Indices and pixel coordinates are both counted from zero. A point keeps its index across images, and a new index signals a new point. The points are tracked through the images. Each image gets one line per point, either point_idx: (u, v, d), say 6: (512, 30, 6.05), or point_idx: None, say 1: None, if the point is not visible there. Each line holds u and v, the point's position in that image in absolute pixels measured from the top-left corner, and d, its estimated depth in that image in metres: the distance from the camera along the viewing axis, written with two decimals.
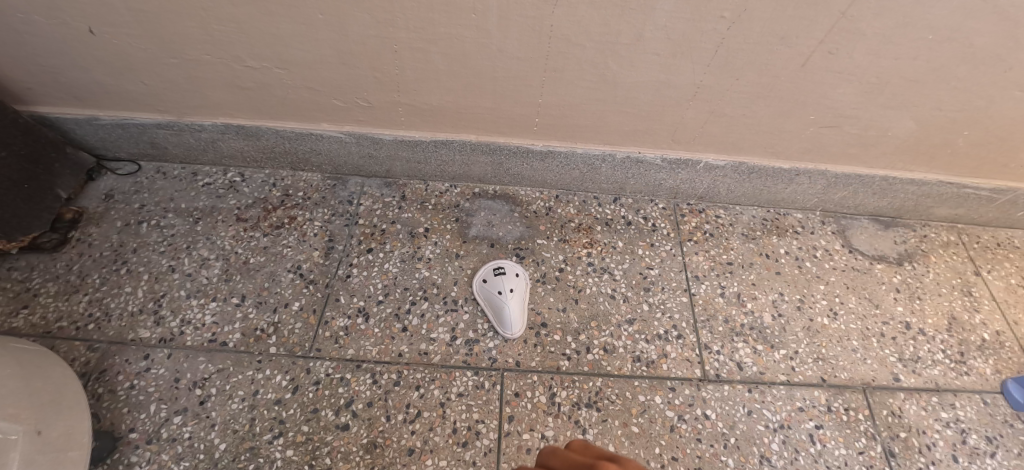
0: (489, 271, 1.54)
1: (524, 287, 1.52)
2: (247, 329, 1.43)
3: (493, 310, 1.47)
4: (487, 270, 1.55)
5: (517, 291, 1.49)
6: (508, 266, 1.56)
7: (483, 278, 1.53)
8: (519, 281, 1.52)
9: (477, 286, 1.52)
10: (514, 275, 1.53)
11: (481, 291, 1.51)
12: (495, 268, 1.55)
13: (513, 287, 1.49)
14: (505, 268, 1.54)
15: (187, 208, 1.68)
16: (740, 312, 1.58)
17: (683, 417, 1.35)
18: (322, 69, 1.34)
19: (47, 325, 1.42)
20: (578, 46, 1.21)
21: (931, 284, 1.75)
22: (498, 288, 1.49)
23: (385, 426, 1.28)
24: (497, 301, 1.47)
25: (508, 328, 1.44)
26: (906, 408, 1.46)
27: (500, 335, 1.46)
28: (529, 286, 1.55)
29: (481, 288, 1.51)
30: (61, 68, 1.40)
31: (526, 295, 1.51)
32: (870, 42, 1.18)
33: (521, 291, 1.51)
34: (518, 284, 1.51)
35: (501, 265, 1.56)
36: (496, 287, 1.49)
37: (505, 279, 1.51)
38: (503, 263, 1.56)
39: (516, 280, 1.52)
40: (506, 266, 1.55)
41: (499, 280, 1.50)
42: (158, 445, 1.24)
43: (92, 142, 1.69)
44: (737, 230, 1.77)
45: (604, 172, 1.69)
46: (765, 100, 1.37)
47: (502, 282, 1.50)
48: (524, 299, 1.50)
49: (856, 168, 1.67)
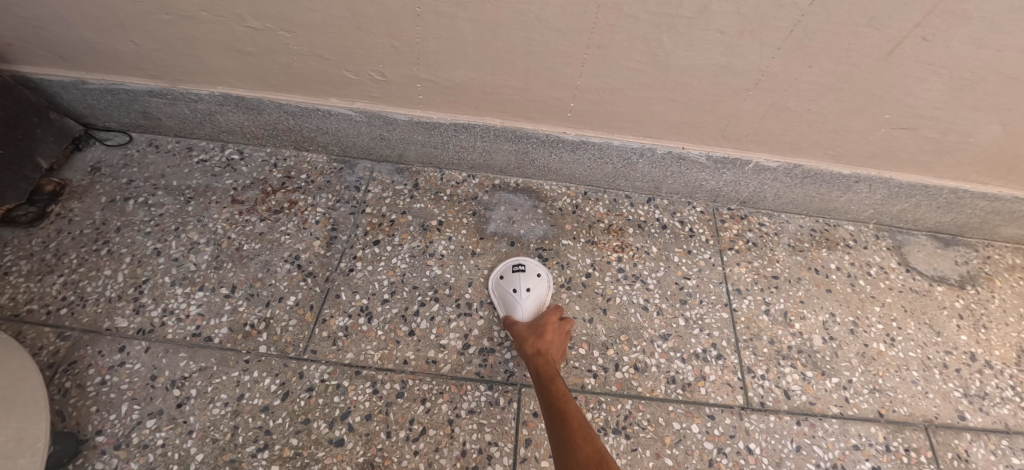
0: (506, 269, 1.39)
1: (545, 288, 1.36)
2: (235, 324, 1.28)
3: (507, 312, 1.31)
4: (504, 267, 1.39)
5: (536, 294, 1.33)
6: (529, 265, 1.39)
7: (499, 275, 1.38)
8: (539, 283, 1.36)
9: (492, 284, 1.37)
10: (535, 276, 1.37)
11: (496, 291, 1.35)
12: (513, 265, 1.39)
13: (532, 287, 1.33)
14: (524, 267, 1.38)
15: (179, 186, 1.53)
16: (788, 333, 1.41)
17: (723, 450, 1.19)
18: (333, 34, 1.18)
19: (15, 307, 1.28)
20: (629, 17, 1.04)
21: (997, 311, 1.57)
22: (513, 287, 1.33)
23: (385, 444, 1.13)
24: (512, 303, 1.31)
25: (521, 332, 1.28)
26: (974, 451, 1.29)
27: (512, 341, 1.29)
28: (551, 290, 1.38)
29: (495, 287, 1.36)
30: (42, 21, 1.25)
31: (545, 298, 1.34)
32: (974, 27, 1.00)
33: (541, 294, 1.34)
34: (538, 286, 1.35)
35: (521, 261, 1.40)
36: (511, 286, 1.33)
37: (522, 279, 1.35)
38: (524, 260, 1.40)
39: (537, 281, 1.36)
40: (526, 263, 1.39)
41: (516, 279, 1.35)
42: (128, 451, 1.10)
43: (79, 108, 1.55)
44: (783, 240, 1.60)
45: (640, 168, 1.52)
46: (836, 94, 1.19)
47: (519, 282, 1.34)
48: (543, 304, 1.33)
49: (923, 178, 1.49)
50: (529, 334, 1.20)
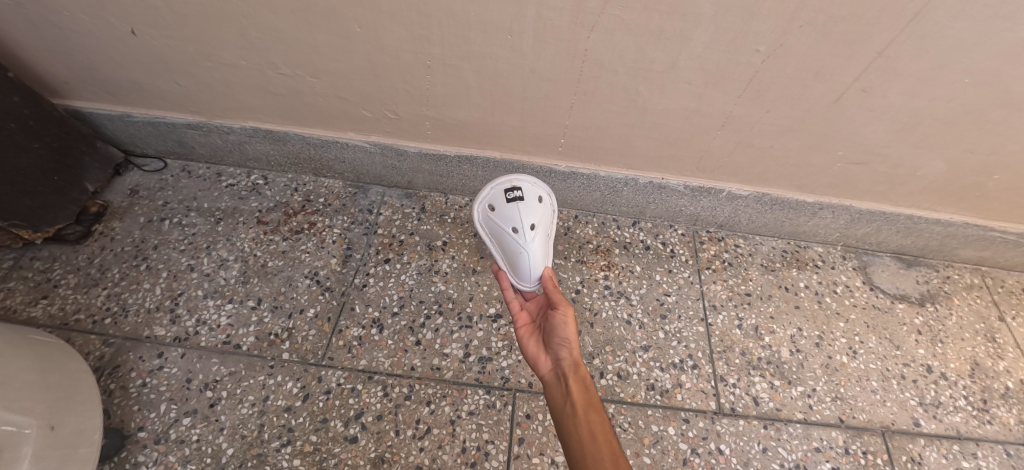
0: (496, 195, 1.40)
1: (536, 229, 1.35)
2: (261, 333, 1.43)
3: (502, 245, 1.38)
4: (492, 192, 1.41)
5: (537, 221, 1.36)
6: (523, 187, 1.40)
7: (486, 202, 1.42)
8: (538, 206, 1.39)
9: (478, 213, 1.43)
10: (536, 210, 1.37)
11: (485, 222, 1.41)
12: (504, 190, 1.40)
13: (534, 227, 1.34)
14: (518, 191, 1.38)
15: (210, 208, 1.70)
16: (758, 346, 1.55)
17: (696, 450, 1.33)
18: (354, 80, 1.35)
19: (64, 316, 1.44)
20: (610, 71, 1.21)
21: (954, 327, 1.72)
22: (508, 220, 1.35)
23: (394, 441, 1.27)
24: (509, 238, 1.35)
25: (529, 277, 1.33)
26: (926, 455, 1.43)
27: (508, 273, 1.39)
28: (550, 216, 1.42)
29: (485, 218, 1.41)
30: (100, 65, 1.43)
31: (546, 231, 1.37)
32: (906, 82, 1.16)
33: (542, 219, 1.38)
34: (537, 210, 1.38)
35: (513, 186, 1.40)
36: (504, 218, 1.36)
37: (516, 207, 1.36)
38: (519, 183, 1.41)
39: (534, 206, 1.38)
40: (521, 188, 1.40)
41: (509, 209, 1.36)
42: (166, 445, 1.24)
43: (121, 137, 1.72)
44: (756, 260, 1.75)
45: (625, 195, 1.68)
46: (794, 134, 1.36)
47: (513, 212, 1.35)
48: (546, 229, 1.39)
49: (881, 205, 1.65)
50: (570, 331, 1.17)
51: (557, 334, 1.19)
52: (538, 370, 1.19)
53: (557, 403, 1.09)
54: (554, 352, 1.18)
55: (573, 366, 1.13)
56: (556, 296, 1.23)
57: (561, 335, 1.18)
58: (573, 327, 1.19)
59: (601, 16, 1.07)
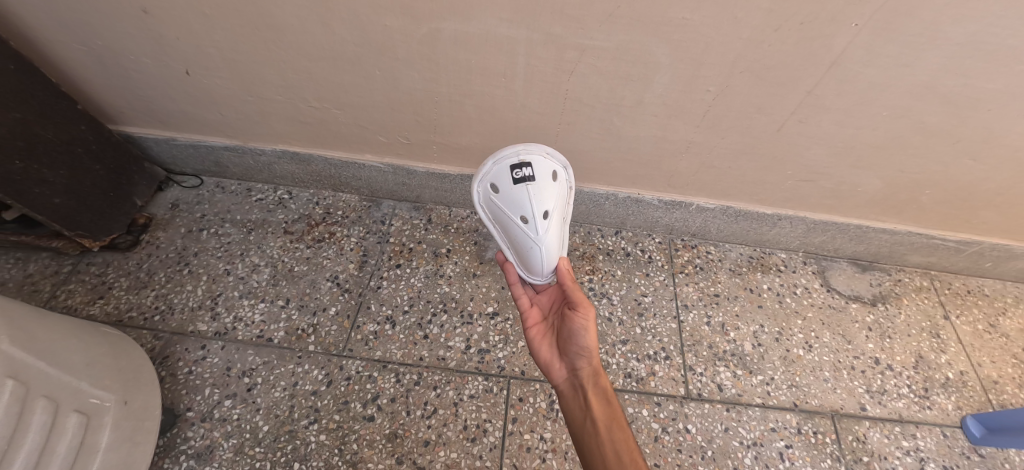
0: (502, 174, 1.29)
1: (550, 215, 1.29)
2: (290, 328, 1.65)
3: (508, 229, 1.35)
4: (498, 168, 1.29)
5: (549, 206, 1.30)
6: (535, 163, 1.29)
7: (489, 180, 1.32)
8: (551, 187, 1.30)
9: (480, 191, 1.34)
10: (548, 192, 1.29)
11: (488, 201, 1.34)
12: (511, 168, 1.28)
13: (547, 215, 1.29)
14: (528, 169, 1.27)
15: (242, 219, 1.93)
16: (724, 340, 1.77)
17: (666, 429, 1.54)
18: (372, 111, 1.59)
19: (119, 314, 1.66)
20: (588, 105, 1.45)
21: (902, 324, 1.92)
22: (516, 207, 1.28)
23: (405, 420, 1.48)
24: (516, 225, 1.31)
25: (543, 268, 1.34)
26: (870, 435, 1.63)
27: (516, 264, 1.43)
28: (563, 192, 1.35)
29: (487, 197, 1.34)
30: (155, 98, 1.67)
31: (559, 215, 1.33)
32: (835, 115, 1.39)
33: (554, 201, 1.30)
34: (549, 192, 1.30)
35: (523, 163, 1.28)
36: (511, 202, 1.29)
37: (526, 191, 1.27)
38: (528, 158, 1.29)
39: (546, 187, 1.29)
40: (531, 165, 1.28)
41: (518, 192, 1.27)
42: (211, 423, 1.45)
43: (164, 158, 1.96)
44: (725, 265, 1.97)
45: (607, 208, 1.91)
46: (748, 156, 1.59)
47: (522, 197, 1.27)
48: (559, 210, 1.33)
49: (833, 216, 1.87)
50: (591, 338, 1.24)
51: (574, 347, 1.25)
52: (556, 380, 1.28)
53: (579, 416, 1.20)
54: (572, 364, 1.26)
55: (590, 379, 1.24)
56: (577, 297, 1.24)
57: (579, 347, 1.25)
58: (591, 339, 1.24)
59: (579, 63, 1.31)
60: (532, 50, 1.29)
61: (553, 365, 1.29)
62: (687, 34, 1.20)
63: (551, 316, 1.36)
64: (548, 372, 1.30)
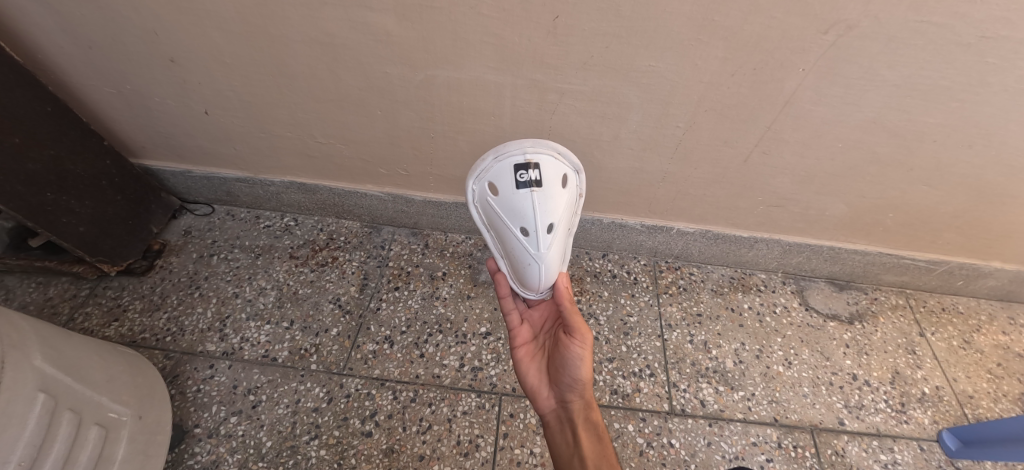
0: (505, 173, 1.25)
1: (553, 227, 1.29)
2: (294, 347, 1.75)
3: (506, 230, 1.33)
4: (500, 168, 1.27)
5: (552, 214, 1.27)
6: (541, 169, 1.25)
7: (489, 176, 1.29)
8: (556, 194, 1.27)
9: (478, 189, 1.32)
10: (554, 201, 1.27)
11: (485, 197, 1.32)
12: (516, 167, 1.25)
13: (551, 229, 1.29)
14: (534, 172, 1.24)
15: (251, 245, 2.05)
16: (706, 357, 1.86)
17: (651, 444, 1.61)
18: (373, 146, 1.73)
19: (133, 335, 1.76)
20: (570, 141, 1.59)
21: (879, 341, 2.00)
22: (517, 212, 1.26)
23: (401, 435, 1.56)
24: (515, 228, 1.30)
25: (541, 283, 1.37)
26: (849, 448, 1.69)
27: (508, 276, 1.47)
28: (570, 200, 1.32)
29: (485, 194, 1.31)
30: (175, 135, 1.82)
31: (563, 226, 1.32)
32: (795, 147, 1.52)
33: (558, 213, 1.29)
34: (554, 199, 1.27)
35: (529, 164, 1.24)
36: (513, 204, 1.26)
37: (530, 196, 1.24)
38: (536, 162, 1.26)
39: (553, 196, 1.26)
40: (536, 169, 1.24)
41: (521, 196, 1.24)
42: (217, 439, 1.53)
43: (179, 188, 2.10)
44: (707, 285, 2.08)
45: (594, 232, 2.03)
46: (720, 184, 1.72)
47: (526, 201, 1.24)
48: (564, 222, 1.33)
49: (805, 238, 1.99)
50: (586, 371, 1.28)
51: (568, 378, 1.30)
52: (542, 409, 1.34)
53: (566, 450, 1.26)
54: (563, 395, 1.32)
55: (578, 413, 1.30)
56: (576, 323, 1.26)
57: (571, 378, 1.29)
58: (586, 373, 1.28)
59: (559, 104, 1.45)
60: (517, 93, 1.43)
61: (541, 394, 1.35)
62: (655, 79, 1.35)
63: (541, 336, 1.43)
64: (536, 398, 1.35)
